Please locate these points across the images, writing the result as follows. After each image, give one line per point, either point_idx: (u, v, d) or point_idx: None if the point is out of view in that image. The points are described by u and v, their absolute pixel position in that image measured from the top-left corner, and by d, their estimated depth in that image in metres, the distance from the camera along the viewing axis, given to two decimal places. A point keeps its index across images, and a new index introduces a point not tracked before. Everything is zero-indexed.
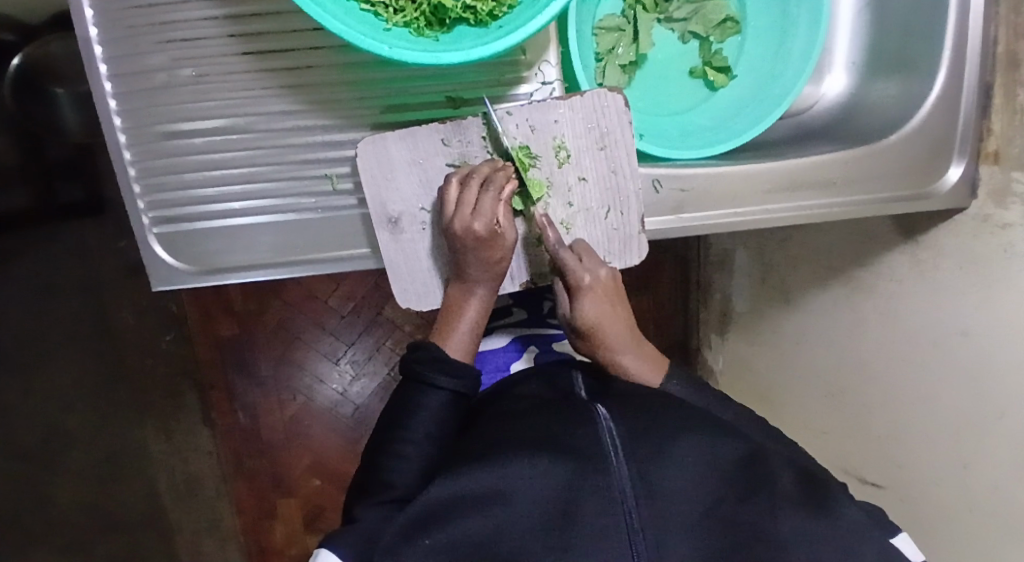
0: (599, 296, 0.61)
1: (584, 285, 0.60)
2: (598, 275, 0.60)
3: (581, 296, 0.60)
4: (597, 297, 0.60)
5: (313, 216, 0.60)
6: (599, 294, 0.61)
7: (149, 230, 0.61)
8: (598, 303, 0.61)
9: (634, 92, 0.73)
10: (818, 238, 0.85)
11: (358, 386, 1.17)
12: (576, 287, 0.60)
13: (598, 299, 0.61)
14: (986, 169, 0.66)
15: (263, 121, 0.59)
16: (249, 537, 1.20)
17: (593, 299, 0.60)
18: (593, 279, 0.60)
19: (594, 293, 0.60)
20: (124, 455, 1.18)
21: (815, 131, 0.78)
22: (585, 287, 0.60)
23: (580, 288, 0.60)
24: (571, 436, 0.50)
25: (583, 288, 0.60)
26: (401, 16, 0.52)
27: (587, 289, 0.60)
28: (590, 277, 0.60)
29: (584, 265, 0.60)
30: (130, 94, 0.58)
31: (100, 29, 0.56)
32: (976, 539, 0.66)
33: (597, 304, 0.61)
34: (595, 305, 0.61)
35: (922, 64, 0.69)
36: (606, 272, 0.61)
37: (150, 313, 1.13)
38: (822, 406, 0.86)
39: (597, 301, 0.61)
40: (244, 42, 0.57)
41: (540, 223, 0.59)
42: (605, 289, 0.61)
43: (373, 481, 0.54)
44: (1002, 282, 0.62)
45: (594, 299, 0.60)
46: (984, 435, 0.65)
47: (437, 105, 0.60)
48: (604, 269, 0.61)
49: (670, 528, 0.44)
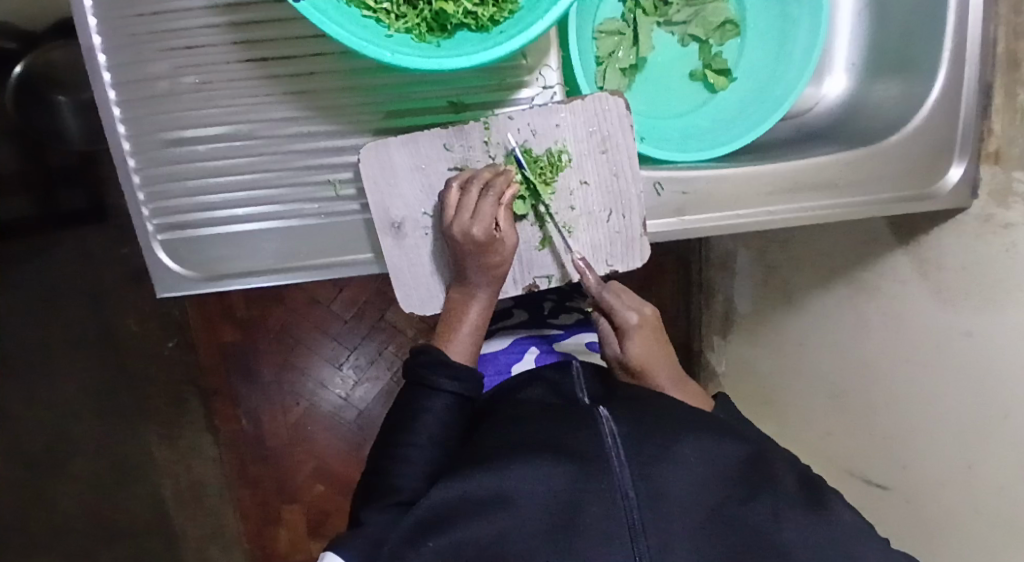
0: (646, 336, 0.61)
1: (631, 324, 0.61)
2: (642, 313, 0.62)
3: (628, 336, 0.61)
4: (645, 336, 0.61)
5: (316, 221, 0.61)
6: (646, 332, 0.62)
7: (154, 237, 0.61)
8: (646, 342, 0.61)
9: (635, 95, 0.73)
10: (820, 239, 0.85)
11: (361, 391, 1.17)
12: (623, 328, 0.61)
13: (646, 337, 0.61)
14: (987, 169, 0.66)
15: (266, 128, 0.59)
16: (253, 543, 1.20)
17: (642, 337, 0.61)
18: (639, 317, 0.61)
19: (641, 331, 0.61)
20: (128, 461, 1.18)
21: (816, 133, 0.78)
22: (632, 326, 0.61)
23: (628, 327, 0.61)
24: (573, 438, 0.50)
25: (630, 328, 0.61)
26: (403, 21, 0.52)
27: (634, 329, 0.61)
28: (637, 316, 0.61)
29: (628, 305, 0.62)
30: (134, 102, 0.58)
31: (103, 38, 0.57)
32: (981, 539, 0.66)
33: (646, 342, 0.61)
34: (644, 344, 0.61)
35: (922, 65, 0.69)
36: (649, 310, 0.63)
37: (153, 319, 1.13)
38: (826, 406, 0.86)
39: (644, 340, 0.61)
40: (247, 50, 0.57)
41: (579, 269, 0.61)
42: (650, 329, 0.62)
43: (378, 485, 0.54)
44: (1005, 282, 0.62)
45: (643, 337, 0.61)
46: (988, 435, 0.65)
47: (440, 110, 0.60)
48: (648, 308, 0.63)
49: (673, 529, 0.44)
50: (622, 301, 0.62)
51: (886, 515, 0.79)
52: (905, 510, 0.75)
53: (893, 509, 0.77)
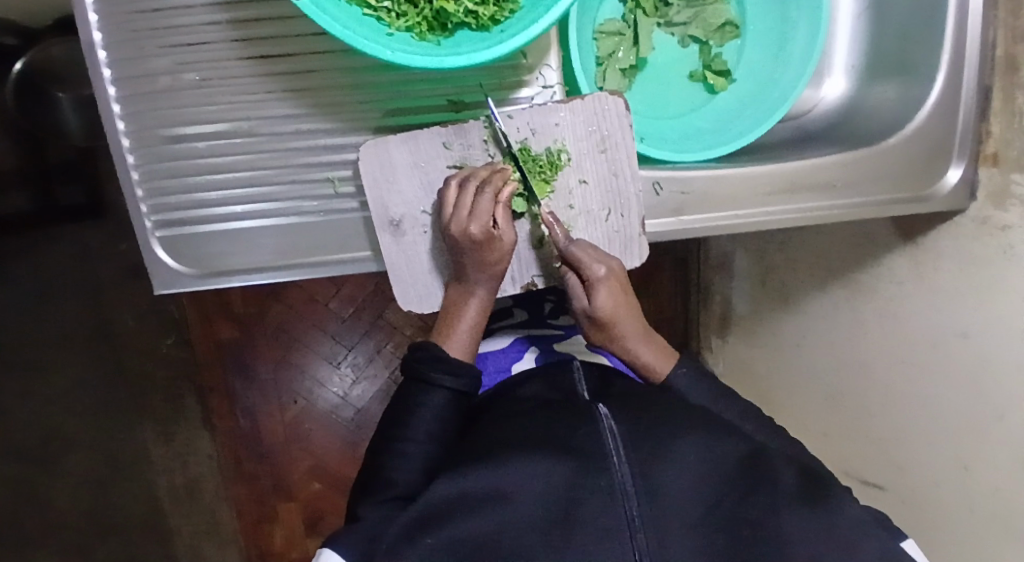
0: (613, 288, 0.59)
1: (598, 277, 0.58)
2: (611, 266, 0.59)
3: (595, 288, 0.58)
4: (612, 288, 0.59)
5: (315, 218, 0.61)
6: (614, 284, 0.59)
7: (152, 233, 0.61)
8: (613, 295, 0.59)
9: (634, 95, 0.73)
10: (818, 241, 0.85)
11: (358, 390, 1.17)
12: (589, 279, 0.58)
13: (613, 291, 0.59)
14: (985, 171, 0.66)
15: (265, 125, 0.59)
16: (249, 540, 1.20)
17: (609, 290, 0.58)
18: (607, 270, 0.58)
19: (608, 285, 0.58)
20: (124, 458, 1.18)
21: (815, 134, 0.79)
22: (600, 279, 0.58)
23: (595, 280, 0.58)
24: (572, 435, 0.50)
25: (598, 280, 0.58)
26: (403, 20, 0.52)
27: (602, 281, 0.58)
28: (605, 268, 0.58)
29: (597, 257, 0.58)
30: (134, 98, 0.58)
31: (103, 33, 0.57)
32: (976, 539, 0.66)
33: (613, 296, 0.59)
34: (612, 297, 0.59)
35: (921, 67, 0.69)
36: (617, 264, 0.59)
37: (150, 316, 1.13)
38: (822, 407, 0.86)
39: (612, 292, 0.59)
40: (247, 47, 0.57)
41: (546, 222, 0.58)
42: (619, 281, 0.59)
43: (375, 480, 0.54)
44: (1002, 284, 0.62)
45: (610, 291, 0.59)
46: (985, 436, 0.65)
47: (439, 109, 0.60)
48: (616, 261, 0.59)
49: (672, 527, 0.45)
50: (590, 252, 0.58)
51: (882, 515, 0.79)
52: (901, 511, 0.75)
53: (888, 510, 0.78)
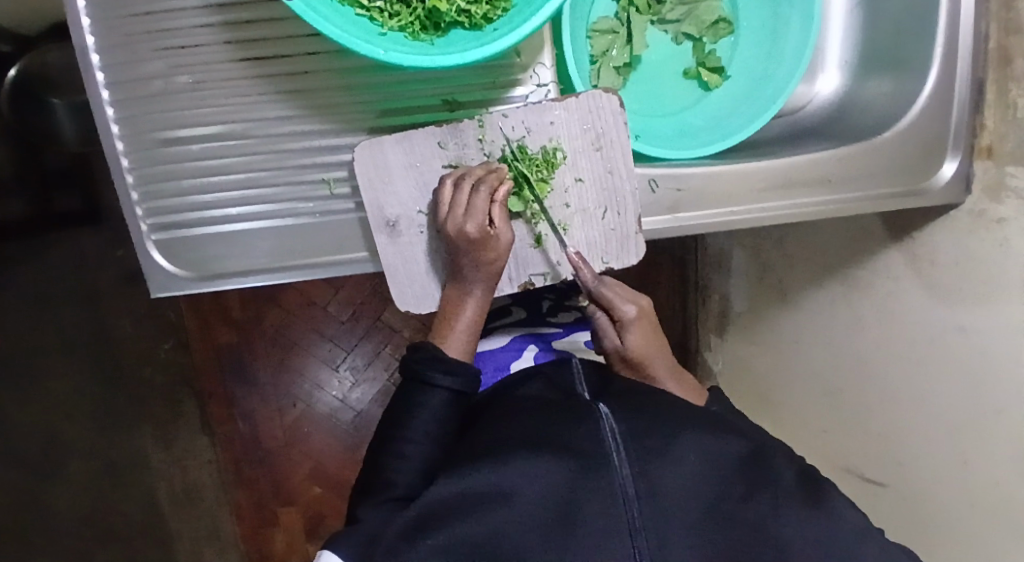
0: (644, 326, 0.63)
1: (629, 317, 0.62)
2: (640, 305, 0.63)
3: (627, 329, 0.62)
4: (643, 327, 0.62)
5: (311, 220, 0.61)
6: (644, 324, 0.63)
7: (149, 236, 0.61)
8: (643, 333, 0.63)
9: (629, 93, 0.74)
10: (815, 236, 0.85)
11: (357, 393, 1.17)
12: (621, 321, 0.62)
13: (643, 329, 0.62)
14: (980, 165, 0.66)
15: (260, 127, 0.59)
16: (250, 545, 1.20)
17: (640, 329, 0.62)
18: (637, 309, 0.62)
19: (638, 324, 0.62)
20: (123, 464, 1.18)
21: (810, 129, 0.79)
22: (631, 319, 0.62)
23: (626, 320, 0.62)
24: (571, 434, 0.50)
25: (629, 321, 0.62)
26: (396, 20, 0.52)
27: (633, 321, 0.62)
28: (635, 308, 0.62)
29: (625, 298, 0.62)
30: (128, 101, 0.58)
31: (97, 37, 0.57)
32: (977, 533, 0.66)
33: (644, 334, 0.62)
34: (642, 336, 0.62)
35: (915, 62, 0.69)
36: (646, 302, 0.63)
37: (148, 321, 1.12)
38: (822, 403, 0.86)
39: (642, 331, 0.63)
40: (241, 49, 0.57)
41: (578, 263, 0.61)
42: (647, 319, 0.63)
43: (375, 481, 0.54)
44: (999, 277, 0.62)
45: (640, 331, 0.62)
46: (984, 430, 0.65)
47: (434, 109, 0.60)
48: (644, 299, 0.63)
49: (672, 526, 0.45)
50: (619, 293, 0.62)
51: (882, 510, 0.79)
52: (901, 507, 0.76)
53: (888, 506, 0.78)
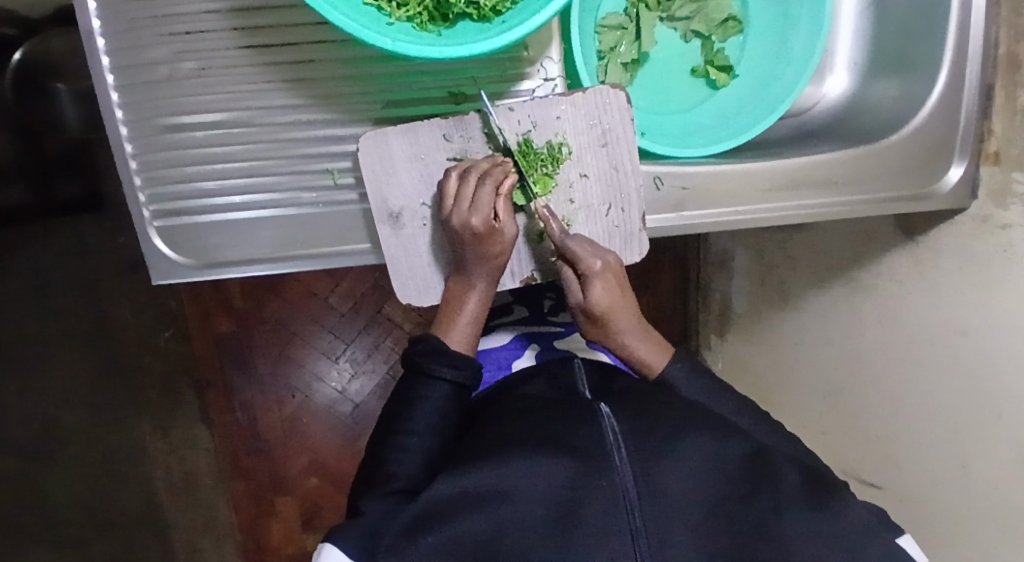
0: (609, 282, 0.59)
1: (594, 271, 0.58)
2: (607, 260, 0.59)
3: (591, 283, 0.58)
4: (609, 283, 0.59)
5: (314, 210, 0.60)
6: (609, 279, 0.59)
7: (151, 223, 0.61)
8: (609, 289, 0.59)
9: (637, 90, 0.73)
10: (818, 240, 0.85)
11: (356, 385, 1.17)
12: (585, 273, 0.58)
13: (608, 285, 0.59)
14: (986, 170, 0.66)
15: (265, 115, 0.59)
16: (246, 535, 1.20)
17: (605, 284, 0.58)
18: (603, 263, 0.58)
19: (604, 279, 0.58)
20: (121, 452, 1.17)
21: (817, 131, 0.78)
22: (596, 273, 0.58)
23: (590, 273, 0.58)
24: (574, 434, 0.50)
25: (594, 274, 0.58)
26: (404, 10, 0.52)
27: (597, 275, 0.58)
28: (601, 261, 0.58)
29: (592, 250, 0.58)
30: (132, 87, 0.58)
31: (102, 22, 0.56)
32: (976, 539, 0.66)
33: (609, 289, 0.59)
34: (607, 291, 0.59)
35: (924, 65, 0.69)
36: (613, 258, 0.60)
37: (149, 309, 1.12)
38: (822, 406, 0.86)
39: (608, 286, 0.59)
40: (246, 36, 0.57)
41: (544, 215, 0.58)
42: (614, 274, 0.59)
43: (375, 474, 0.54)
44: (1003, 283, 0.62)
45: (605, 286, 0.58)
46: (984, 435, 0.65)
47: (440, 101, 0.60)
48: (611, 255, 0.59)
49: (673, 528, 0.45)
50: (585, 246, 0.58)
51: None
52: (901, 511, 0.75)
53: (886, 510, 0.78)
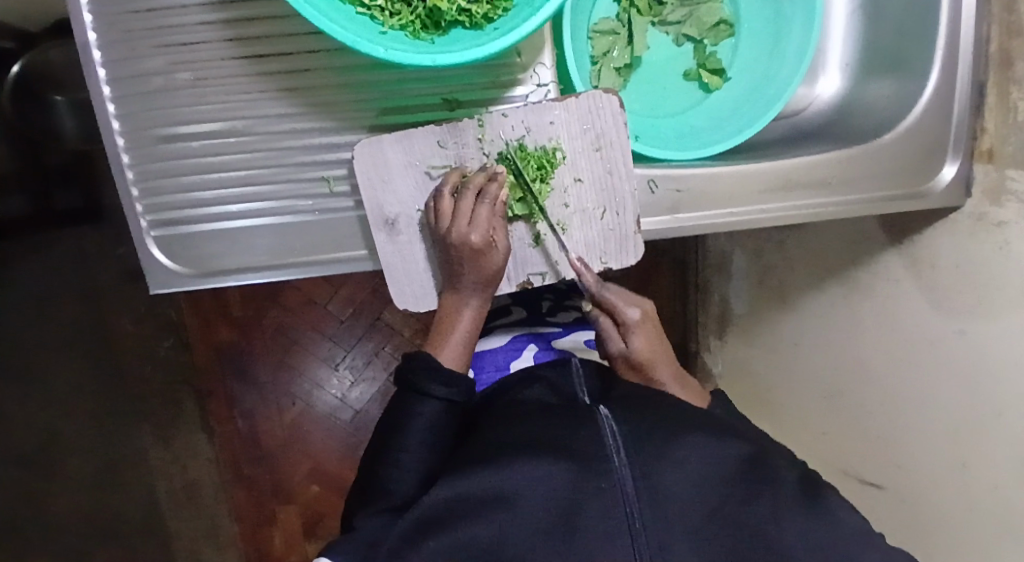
0: (648, 330, 0.62)
1: (633, 320, 0.61)
2: (644, 309, 0.62)
3: (631, 332, 0.61)
4: (648, 332, 0.62)
5: (310, 218, 0.61)
6: (648, 328, 0.62)
7: (148, 233, 0.61)
8: (648, 338, 0.61)
9: (630, 94, 0.74)
10: (815, 239, 0.85)
11: (357, 392, 1.17)
12: (625, 324, 0.61)
13: (647, 333, 0.61)
14: (980, 168, 0.66)
15: (260, 125, 0.59)
16: (248, 543, 1.20)
17: (644, 332, 0.61)
18: (641, 313, 0.62)
19: (642, 328, 0.61)
20: (122, 462, 1.18)
21: (811, 131, 0.79)
22: (635, 322, 0.61)
23: (630, 323, 0.61)
24: (573, 437, 0.50)
25: (633, 324, 0.61)
26: (397, 19, 0.52)
27: (636, 324, 0.61)
28: (639, 311, 0.62)
29: (629, 302, 0.62)
30: (128, 98, 0.58)
31: (98, 34, 0.57)
32: (976, 539, 0.66)
33: (649, 338, 0.61)
34: (647, 339, 0.61)
35: (916, 64, 0.69)
36: (650, 308, 0.63)
37: (149, 319, 1.13)
38: (820, 406, 0.86)
39: (647, 336, 0.62)
40: (241, 47, 0.57)
41: (579, 268, 0.61)
42: (651, 324, 0.62)
43: (374, 487, 0.54)
44: (999, 281, 0.62)
45: (645, 334, 0.61)
46: (983, 435, 0.65)
47: (434, 107, 0.60)
48: (648, 305, 0.63)
49: (672, 529, 0.45)
50: (622, 298, 0.62)
51: (880, 516, 0.79)
52: (900, 511, 0.75)
53: (886, 511, 0.78)
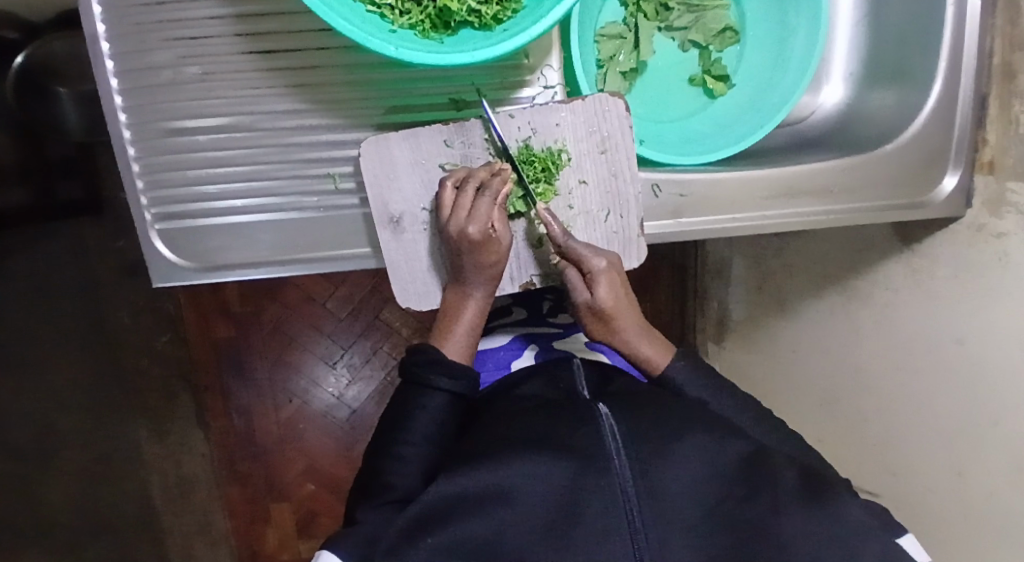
0: (614, 279, 0.60)
1: (600, 269, 0.59)
2: (609, 259, 0.60)
3: (597, 281, 0.59)
4: (613, 280, 0.60)
5: (314, 215, 0.61)
6: (614, 277, 0.60)
7: (152, 226, 0.61)
8: (613, 287, 0.60)
9: (635, 98, 0.74)
10: (815, 247, 0.86)
11: (353, 390, 1.17)
12: (591, 273, 0.59)
13: (613, 283, 0.60)
14: (980, 179, 0.67)
15: (266, 120, 0.59)
16: (241, 541, 1.20)
17: (610, 282, 0.59)
18: (607, 262, 0.60)
19: (608, 278, 0.59)
20: (116, 456, 1.17)
21: (814, 139, 0.79)
22: (602, 272, 0.59)
23: (596, 273, 0.59)
24: (574, 434, 0.50)
25: (599, 273, 0.59)
26: (407, 18, 0.53)
27: (602, 273, 0.59)
28: (605, 261, 0.59)
29: (595, 250, 0.59)
30: (136, 91, 0.58)
31: (108, 26, 0.57)
32: (969, 547, 0.67)
33: (613, 287, 0.60)
34: (612, 289, 0.60)
35: (919, 75, 0.70)
36: (613, 255, 0.61)
37: (148, 313, 1.12)
38: (817, 413, 0.87)
39: (613, 284, 0.60)
40: (251, 42, 0.57)
41: (546, 218, 0.57)
42: (617, 273, 0.60)
43: (373, 484, 0.54)
44: (998, 291, 0.63)
45: (611, 284, 0.60)
46: (979, 443, 0.65)
47: (441, 107, 0.60)
48: (612, 254, 0.61)
49: (672, 526, 0.45)
50: (588, 247, 0.60)
51: None
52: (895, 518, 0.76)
53: None
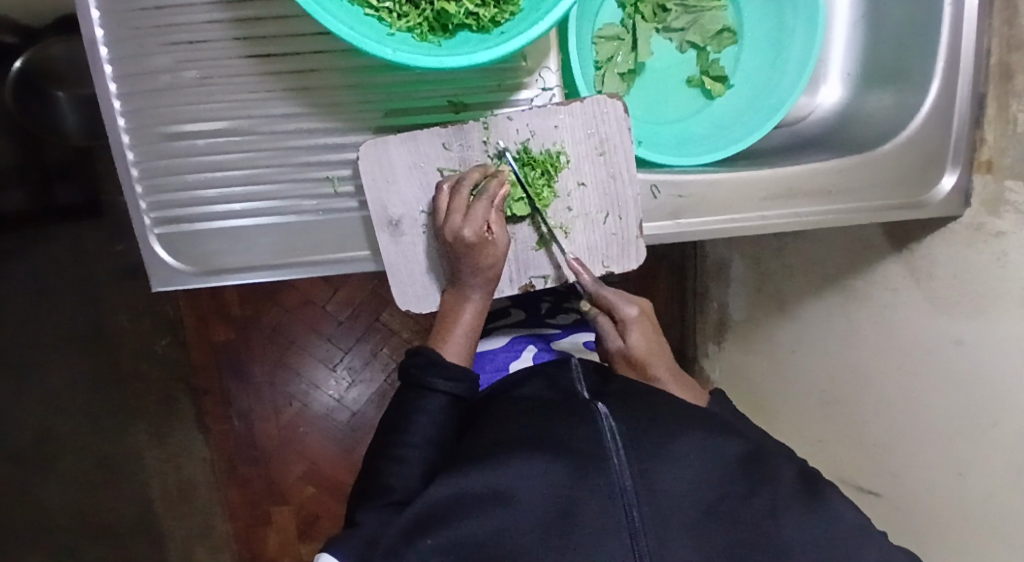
0: (645, 327, 0.61)
1: (631, 318, 0.61)
2: (641, 307, 0.62)
3: (629, 328, 0.61)
4: (645, 329, 0.61)
5: (314, 218, 0.61)
6: (646, 325, 0.61)
7: (151, 230, 0.61)
8: (646, 335, 0.61)
9: (633, 100, 0.74)
10: (814, 247, 0.86)
11: (354, 393, 1.17)
12: (623, 321, 0.61)
13: (645, 330, 0.61)
14: (979, 178, 0.67)
15: (265, 124, 0.59)
16: (241, 544, 1.20)
17: (642, 329, 0.61)
18: (639, 311, 0.61)
19: (640, 325, 0.61)
20: (116, 460, 1.17)
21: (812, 139, 0.79)
22: (633, 319, 0.61)
23: (628, 321, 0.61)
24: (572, 435, 0.50)
25: (630, 321, 0.61)
26: (404, 21, 0.53)
27: (634, 321, 0.61)
28: (636, 309, 0.61)
29: (626, 299, 0.61)
30: (134, 95, 0.58)
31: (106, 31, 0.57)
32: (970, 546, 0.67)
33: (646, 335, 0.61)
34: (645, 336, 0.61)
35: (917, 74, 0.70)
36: (644, 305, 0.63)
37: (147, 317, 1.12)
38: (817, 413, 0.87)
39: (645, 332, 0.61)
40: (249, 47, 0.57)
41: (575, 268, 0.61)
42: (648, 321, 0.62)
43: (373, 486, 0.53)
44: (997, 290, 0.63)
45: (643, 331, 0.61)
46: (979, 442, 0.65)
47: (439, 110, 0.60)
48: (643, 301, 0.63)
49: (671, 526, 0.45)
50: (619, 296, 0.62)
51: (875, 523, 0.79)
52: (896, 517, 0.76)
53: (882, 517, 0.78)
